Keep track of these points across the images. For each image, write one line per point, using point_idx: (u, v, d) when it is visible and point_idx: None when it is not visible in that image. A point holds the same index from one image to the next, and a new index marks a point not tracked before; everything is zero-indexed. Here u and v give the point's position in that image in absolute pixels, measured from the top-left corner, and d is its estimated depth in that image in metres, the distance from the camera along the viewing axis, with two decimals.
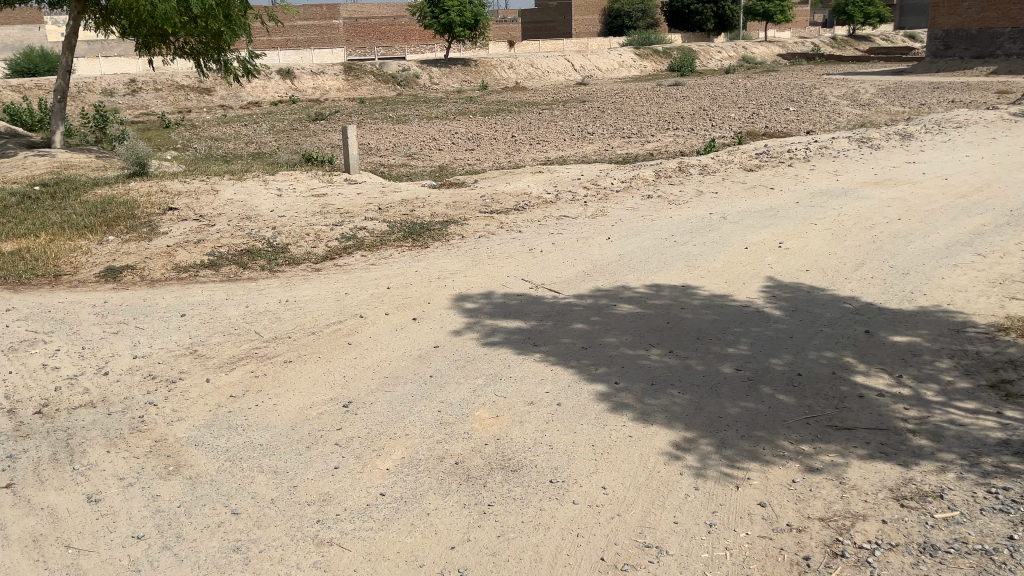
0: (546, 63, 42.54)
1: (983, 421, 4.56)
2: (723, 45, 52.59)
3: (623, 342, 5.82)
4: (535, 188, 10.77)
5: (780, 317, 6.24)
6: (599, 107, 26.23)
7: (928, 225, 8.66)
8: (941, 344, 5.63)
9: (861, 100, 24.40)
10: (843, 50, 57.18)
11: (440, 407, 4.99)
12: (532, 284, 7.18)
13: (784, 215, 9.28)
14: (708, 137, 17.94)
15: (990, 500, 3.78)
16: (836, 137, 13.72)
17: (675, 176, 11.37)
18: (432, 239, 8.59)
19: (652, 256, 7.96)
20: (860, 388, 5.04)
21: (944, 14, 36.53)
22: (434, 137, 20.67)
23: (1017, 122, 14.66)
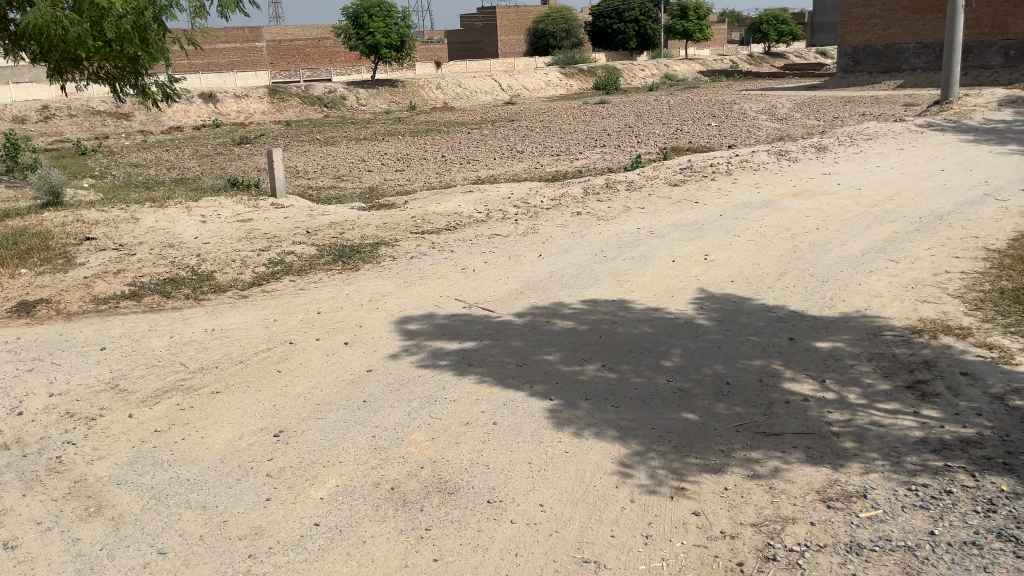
0: (474, 83, 42.82)
1: (902, 421, 4.74)
2: (646, 64, 53.84)
3: (558, 359, 5.86)
4: (466, 208, 10.78)
5: (709, 328, 6.39)
6: (527, 126, 26.50)
7: (843, 234, 8.99)
8: (862, 348, 5.84)
9: (779, 114, 25.27)
10: (760, 67, 59.23)
11: (375, 432, 4.93)
12: (466, 304, 7.17)
13: (709, 228, 9.51)
14: (635, 153, 18.29)
15: (911, 497, 3.92)
16: (755, 151, 14.15)
17: (603, 193, 11.54)
18: (363, 261, 8.50)
19: (583, 271, 8.06)
20: (787, 394, 5.18)
21: (851, 31, 38.26)
22: (363, 158, 20.52)
23: (923, 133, 15.41)
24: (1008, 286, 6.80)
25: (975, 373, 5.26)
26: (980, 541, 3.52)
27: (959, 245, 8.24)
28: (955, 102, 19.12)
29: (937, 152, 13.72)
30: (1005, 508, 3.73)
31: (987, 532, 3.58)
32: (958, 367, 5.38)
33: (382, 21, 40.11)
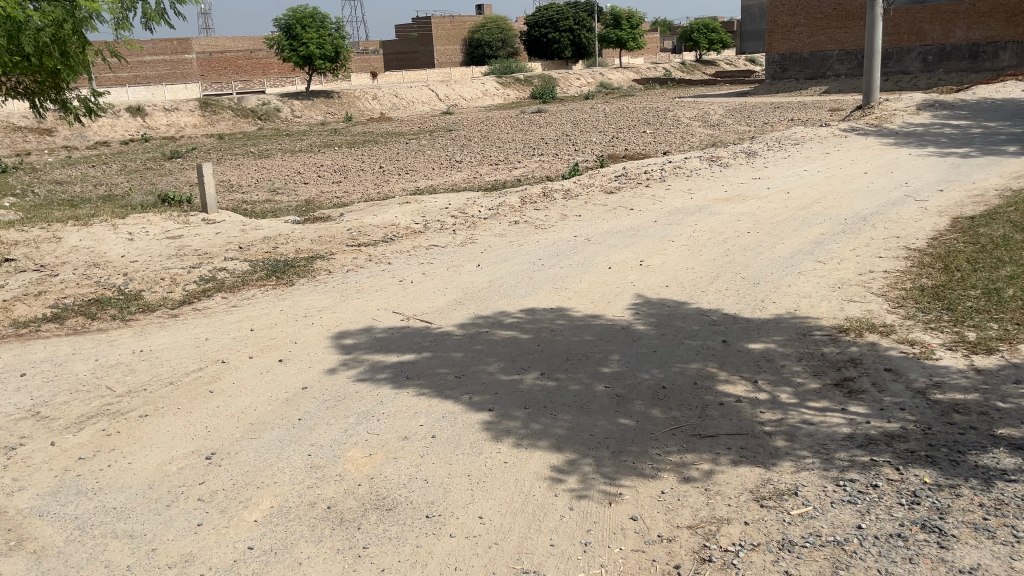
0: (411, 94, 42.68)
1: (831, 418, 4.86)
2: (582, 72, 54.45)
3: (497, 369, 5.85)
4: (403, 219, 10.71)
5: (646, 333, 6.47)
6: (464, 136, 26.53)
7: (773, 237, 9.22)
8: (792, 348, 5.99)
9: (711, 121, 25.83)
10: (692, 74, 60.51)
11: (311, 450, 4.85)
12: (404, 316, 7.12)
13: (644, 234, 9.64)
14: (572, 161, 18.46)
15: (840, 492, 4.03)
16: (688, 157, 14.42)
17: (540, 201, 11.60)
18: (298, 276, 8.37)
19: (521, 280, 8.08)
20: (721, 396, 5.28)
21: (778, 39, 39.37)
22: (299, 171, 20.23)
23: (847, 138, 15.94)
24: (929, 284, 7.06)
25: (899, 369, 5.44)
26: (905, 533, 3.62)
27: (882, 244, 8.53)
28: (877, 106, 19.82)
29: (861, 155, 14.20)
30: (928, 499, 3.85)
31: (911, 523, 3.69)
32: (883, 363, 5.56)
33: (316, 32, 39.66)
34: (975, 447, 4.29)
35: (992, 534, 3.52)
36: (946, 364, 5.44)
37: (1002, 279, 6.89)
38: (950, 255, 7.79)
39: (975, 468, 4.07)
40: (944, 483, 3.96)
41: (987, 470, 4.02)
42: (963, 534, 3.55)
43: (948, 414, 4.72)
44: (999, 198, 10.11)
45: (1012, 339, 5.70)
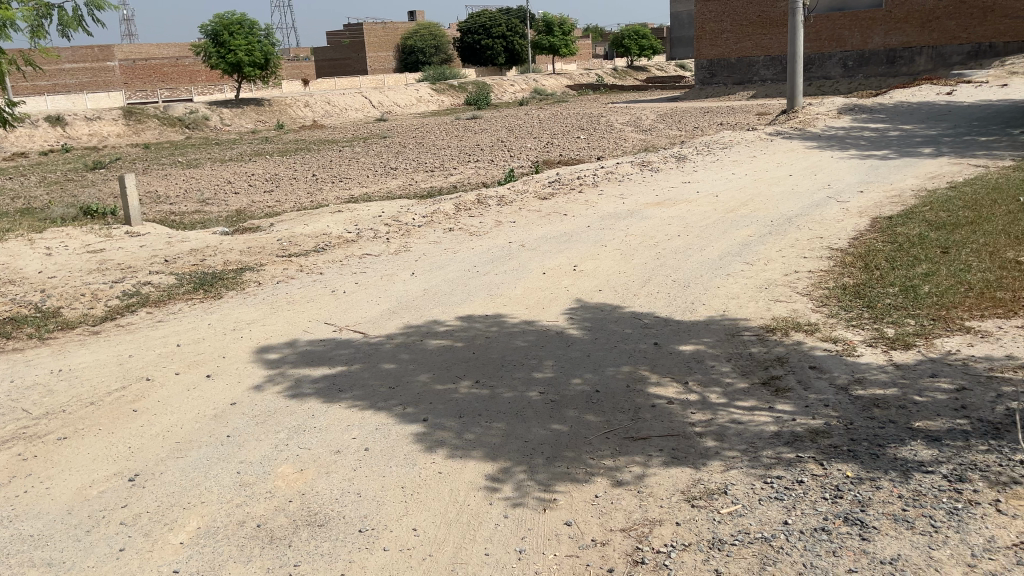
0: (343, 101, 42.23)
1: (759, 416, 4.97)
2: (516, 79, 54.72)
3: (431, 378, 5.81)
4: (335, 228, 10.57)
5: (579, 338, 6.51)
6: (399, 143, 26.35)
7: (702, 240, 9.40)
8: (721, 349, 6.10)
9: (643, 126, 26.23)
10: (625, 79, 61.41)
11: (240, 468, 4.73)
12: (336, 327, 7.02)
13: (577, 239, 9.72)
14: (507, 168, 18.51)
15: (767, 489, 4.12)
16: (620, 162, 14.60)
17: (474, 208, 11.58)
18: (227, 288, 8.18)
19: (456, 288, 8.05)
20: (653, 398, 5.35)
21: (706, 45, 40.28)
22: (229, 181, 19.79)
23: (773, 141, 16.38)
24: (850, 282, 7.30)
25: (822, 366, 5.60)
26: (829, 526, 3.72)
27: (806, 245, 8.79)
28: (800, 111, 20.44)
29: (786, 159, 14.61)
30: (850, 493, 3.97)
31: (835, 517, 3.79)
32: (808, 361, 5.71)
33: (244, 39, 38.85)
34: (894, 440, 4.44)
35: (910, 524, 3.65)
36: (867, 360, 5.62)
37: (917, 275, 7.18)
38: (870, 254, 8.07)
39: (894, 461, 4.21)
40: (865, 476, 4.08)
41: (905, 462, 4.17)
42: (883, 526, 3.67)
43: (869, 409, 4.88)
44: (915, 198, 10.52)
45: (928, 334, 5.92)
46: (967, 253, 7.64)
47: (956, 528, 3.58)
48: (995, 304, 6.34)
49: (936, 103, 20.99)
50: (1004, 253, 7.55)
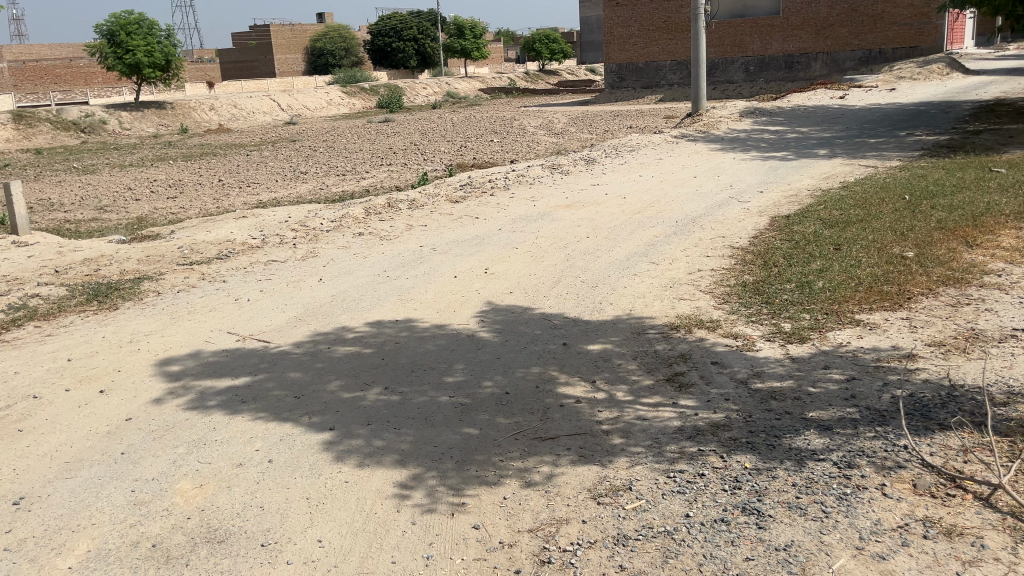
0: (251, 104, 41.14)
1: (664, 412, 5.08)
2: (428, 82, 54.50)
3: (339, 386, 5.71)
4: (239, 234, 10.27)
5: (489, 340, 6.52)
6: (309, 146, 25.86)
7: (611, 241, 9.57)
8: (627, 347, 6.21)
9: (555, 129, 26.53)
10: (537, 83, 62.03)
11: (135, 486, 4.53)
12: (240, 336, 6.83)
13: (489, 242, 9.74)
14: (420, 171, 18.39)
15: (670, 484, 4.21)
16: (531, 165, 14.70)
17: (384, 212, 11.45)
18: (123, 298, 7.85)
19: (365, 292, 7.95)
20: (561, 398, 5.40)
21: (615, 49, 41.07)
22: (128, 187, 18.98)
23: (678, 144, 16.83)
24: (749, 279, 7.55)
25: (723, 361, 5.77)
26: (728, 517, 3.83)
27: (709, 244, 9.05)
28: (705, 114, 21.06)
29: (691, 160, 15.01)
30: (748, 484, 4.09)
31: (734, 507, 3.90)
32: (710, 357, 5.88)
33: (143, 39, 37.40)
34: (789, 430, 4.61)
35: (803, 511, 3.79)
36: (765, 354, 5.82)
37: (813, 271, 7.48)
38: (769, 252, 8.36)
39: (789, 450, 4.36)
40: (762, 467, 4.22)
41: (799, 452, 4.33)
42: (778, 513, 3.80)
43: (767, 401, 5.05)
44: (811, 198, 10.97)
45: (822, 328, 6.18)
46: (858, 250, 8.01)
47: (845, 512, 3.74)
48: (883, 298, 6.67)
49: (830, 107, 21.95)
50: (891, 249, 7.95)
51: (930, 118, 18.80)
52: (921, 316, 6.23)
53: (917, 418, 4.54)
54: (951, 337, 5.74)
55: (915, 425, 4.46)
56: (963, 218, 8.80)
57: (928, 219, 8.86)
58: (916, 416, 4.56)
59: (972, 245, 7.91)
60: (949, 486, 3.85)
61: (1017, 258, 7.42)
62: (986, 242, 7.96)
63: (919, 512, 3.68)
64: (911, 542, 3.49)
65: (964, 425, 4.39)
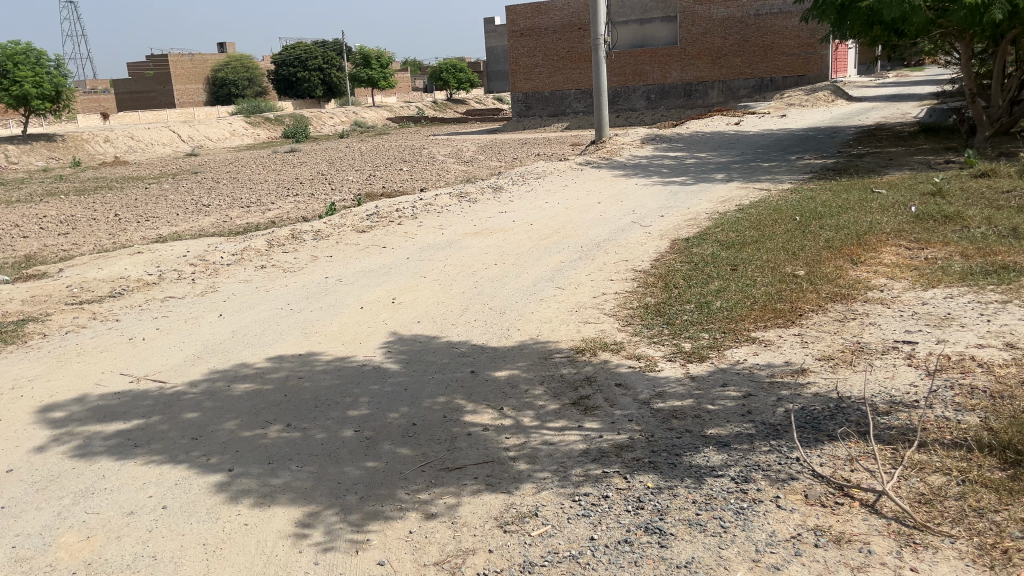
0: (149, 136, 39.81)
1: (569, 436, 5.11)
2: (335, 111, 54.00)
3: (238, 425, 5.52)
4: (134, 271, 9.87)
5: (396, 371, 6.44)
6: (212, 178, 25.15)
7: (519, 267, 9.65)
8: (533, 373, 6.25)
9: (464, 157, 26.63)
10: (445, 112, 62.32)
11: (15, 542, 4.27)
12: (133, 377, 6.54)
13: (396, 272, 9.67)
14: (328, 201, 18.13)
15: (575, 508, 4.23)
16: (438, 193, 14.67)
17: (288, 243, 11.21)
18: (5, 342, 7.42)
19: (268, 327, 7.76)
20: (468, 426, 5.37)
21: (521, 79, 41.75)
22: (15, 223, 18.00)
23: (584, 170, 17.16)
24: (651, 301, 7.73)
25: (627, 383, 5.87)
26: (631, 537, 3.88)
27: (613, 268, 9.24)
28: (609, 141, 21.60)
29: (595, 187, 15.32)
30: (651, 503, 4.16)
31: (636, 528, 3.96)
32: (614, 379, 5.96)
33: (30, 69, 35.79)
34: (690, 448, 4.72)
35: (703, 527, 3.88)
36: (666, 374, 5.96)
37: (711, 292, 7.73)
38: (670, 273, 8.61)
39: (689, 468, 4.47)
40: (663, 486, 4.30)
41: (699, 469, 4.43)
42: (679, 531, 3.87)
43: (668, 420, 5.16)
44: (709, 221, 11.36)
45: (719, 347, 6.37)
46: (753, 269, 8.33)
47: (742, 526, 3.84)
48: (776, 315, 6.94)
49: (727, 133, 22.86)
50: (784, 268, 8.30)
51: (818, 143, 19.80)
52: (811, 332, 6.51)
53: (808, 430, 4.72)
54: (839, 351, 6.01)
55: (806, 437, 4.64)
56: (849, 237, 9.28)
57: (818, 239, 9.30)
58: (807, 428, 4.75)
59: (857, 262, 8.34)
60: (838, 496, 4.01)
61: (898, 273, 7.86)
62: (870, 259, 8.41)
63: (811, 522, 3.82)
64: (803, 551, 3.61)
65: (850, 435, 4.59)
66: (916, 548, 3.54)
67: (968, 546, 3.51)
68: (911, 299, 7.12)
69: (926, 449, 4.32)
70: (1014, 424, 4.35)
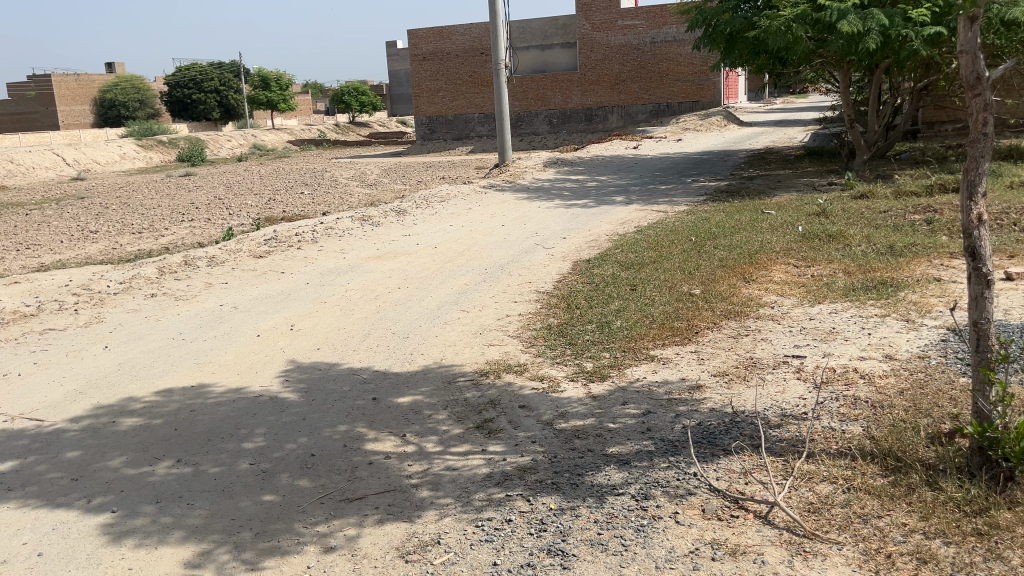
0: (30, 160, 37.70)
1: (472, 460, 5.07)
2: (233, 134, 52.53)
3: (124, 462, 5.23)
4: (9, 302, 9.27)
5: (294, 401, 6.24)
6: (99, 203, 23.99)
7: (423, 290, 9.58)
8: (436, 398, 6.17)
9: (367, 181, 26.33)
10: (348, 136, 61.62)
11: None
12: (7, 416, 6.11)
13: (295, 298, 9.43)
14: (225, 227, 17.55)
15: (478, 533, 4.18)
16: (339, 217, 14.42)
17: (181, 270, 10.78)
18: None
19: (158, 358, 7.41)
20: (370, 455, 5.25)
21: (424, 102, 41.79)
22: None
23: (487, 194, 17.24)
24: (554, 322, 7.80)
25: (530, 405, 5.87)
26: (534, 561, 3.86)
27: (516, 290, 9.29)
28: (512, 164, 21.81)
29: (499, 210, 15.40)
30: (553, 524, 4.15)
31: (539, 550, 3.94)
32: (517, 401, 5.96)
33: None
34: (591, 467, 4.75)
35: (605, 546, 3.90)
36: (568, 395, 5.99)
37: (611, 311, 7.86)
38: (572, 294, 8.72)
39: (591, 487, 4.49)
40: (566, 506, 4.31)
41: (601, 487, 4.47)
42: (582, 551, 3.88)
43: (570, 440, 5.19)
44: (609, 242, 11.60)
45: (620, 365, 6.47)
46: (652, 289, 8.53)
47: (642, 543, 3.88)
48: (673, 333, 7.11)
49: (626, 156, 23.46)
50: (680, 287, 8.54)
51: (712, 166, 20.53)
52: (707, 348, 6.70)
53: (705, 445, 4.84)
54: (732, 367, 6.21)
55: (703, 452, 4.75)
56: (741, 256, 9.63)
57: (712, 258, 9.62)
58: (704, 443, 4.86)
59: (749, 280, 8.66)
60: (734, 508, 4.11)
61: (786, 291, 8.21)
62: (760, 277, 8.74)
63: (708, 536, 3.90)
64: (701, 565, 3.68)
65: (744, 449, 4.73)
66: (806, 557, 3.66)
67: (854, 551, 3.66)
68: (799, 314, 7.43)
69: (814, 460, 4.49)
70: (893, 432, 4.58)
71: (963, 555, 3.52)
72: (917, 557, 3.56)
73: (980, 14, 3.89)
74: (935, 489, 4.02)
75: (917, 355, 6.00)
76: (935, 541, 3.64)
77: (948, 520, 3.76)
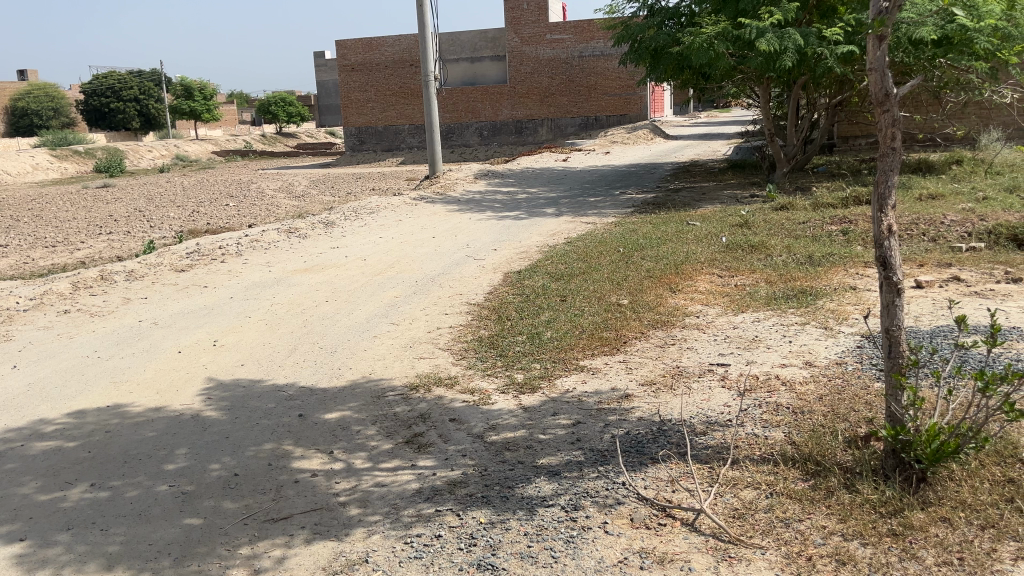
0: None
1: (401, 476, 5.00)
2: (154, 144, 50.97)
3: (34, 488, 4.98)
4: None
5: (216, 419, 6.05)
6: (10, 216, 22.94)
7: (352, 304, 9.44)
8: (365, 413, 6.07)
9: (295, 192, 25.91)
10: (275, 146, 60.54)
11: None
12: None
13: (219, 312, 9.18)
14: (145, 239, 17.00)
15: (407, 550, 4.12)
16: (265, 229, 14.12)
17: (97, 285, 10.38)
18: None
19: (71, 377, 7.11)
20: (296, 473, 5.13)
21: (353, 113, 41.44)
22: None
23: (417, 206, 17.16)
24: (484, 334, 7.78)
25: (460, 418, 5.83)
26: None
27: (446, 302, 9.26)
28: (442, 176, 21.77)
29: (428, 221, 15.33)
30: (483, 539, 4.13)
31: (469, 565, 3.90)
32: (448, 414, 5.91)
33: None
34: (521, 479, 4.74)
35: (534, 559, 3.89)
36: (499, 407, 5.97)
37: (541, 323, 7.89)
38: (502, 306, 8.73)
39: (521, 500, 4.48)
40: (496, 520, 4.29)
41: (531, 499, 4.46)
42: (512, 565, 3.86)
43: (501, 453, 5.17)
44: (539, 253, 11.67)
45: (550, 376, 6.49)
46: (580, 300, 8.61)
47: (572, 555, 3.89)
48: (602, 343, 7.18)
49: (555, 168, 23.69)
50: (609, 297, 8.65)
51: (639, 178, 20.90)
52: (635, 358, 6.78)
53: (633, 454, 4.89)
54: (659, 376, 6.30)
55: (631, 461, 4.81)
56: (667, 266, 9.83)
57: (639, 268, 9.78)
58: (632, 452, 4.92)
59: (675, 290, 8.82)
60: (662, 517, 4.16)
61: (711, 300, 8.40)
62: (686, 287, 8.93)
63: (636, 545, 3.93)
64: None
65: (670, 457, 4.80)
66: (731, 562, 3.73)
67: (777, 555, 3.74)
68: (723, 323, 7.61)
69: (738, 466, 4.59)
70: (813, 437, 4.72)
71: (879, 555, 3.64)
72: (836, 558, 3.66)
73: (888, 33, 4.02)
74: (852, 491, 4.15)
75: (835, 361, 6.20)
76: (853, 543, 3.76)
77: (865, 522, 3.88)
